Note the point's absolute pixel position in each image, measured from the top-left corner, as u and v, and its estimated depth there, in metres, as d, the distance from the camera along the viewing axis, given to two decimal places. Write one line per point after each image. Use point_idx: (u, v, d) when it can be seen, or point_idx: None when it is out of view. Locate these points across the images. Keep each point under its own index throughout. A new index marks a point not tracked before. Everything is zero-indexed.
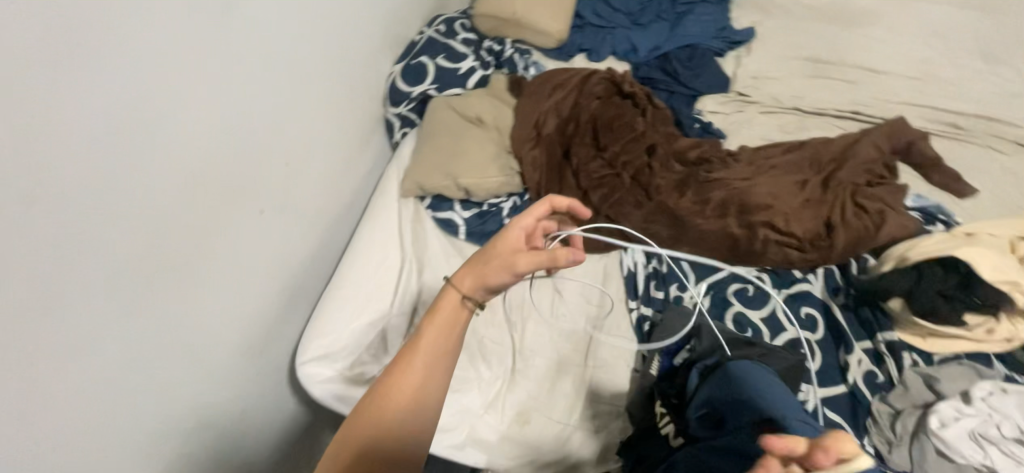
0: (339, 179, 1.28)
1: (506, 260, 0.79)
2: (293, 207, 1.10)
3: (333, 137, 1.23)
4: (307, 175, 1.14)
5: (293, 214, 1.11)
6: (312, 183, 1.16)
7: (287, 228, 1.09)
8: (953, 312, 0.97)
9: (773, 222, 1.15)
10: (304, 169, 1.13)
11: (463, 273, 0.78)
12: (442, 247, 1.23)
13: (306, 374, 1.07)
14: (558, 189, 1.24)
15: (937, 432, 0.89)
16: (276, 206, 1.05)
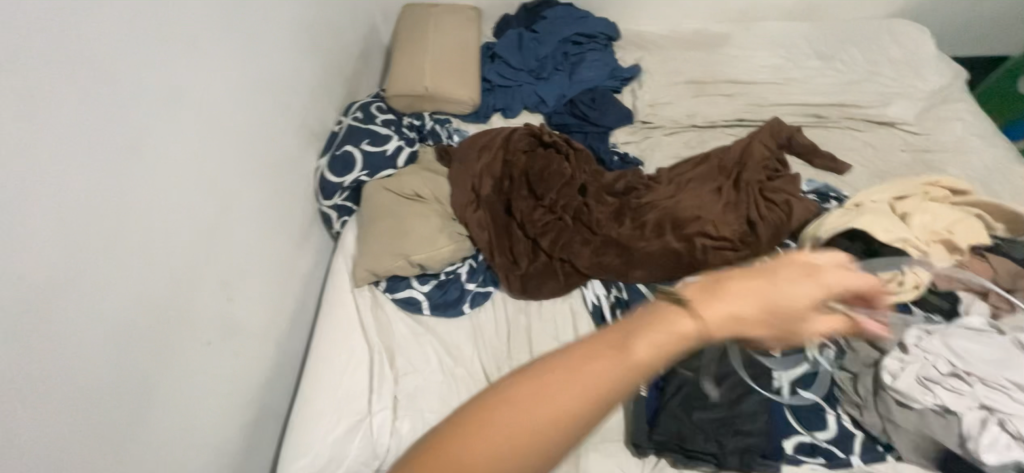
0: (283, 284, 1.23)
1: (784, 310, 0.47)
2: (238, 327, 1.05)
3: (270, 244, 1.19)
4: (249, 291, 1.09)
5: (239, 334, 1.05)
6: (254, 296, 1.11)
7: (234, 350, 1.03)
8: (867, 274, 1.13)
9: (705, 230, 1.26)
10: (243, 284, 1.08)
11: (717, 298, 0.46)
12: (408, 329, 1.19)
13: None
14: (509, 244, 1.26)
15: (890, 385, 1.01)
16: (219, 332, 0.99)
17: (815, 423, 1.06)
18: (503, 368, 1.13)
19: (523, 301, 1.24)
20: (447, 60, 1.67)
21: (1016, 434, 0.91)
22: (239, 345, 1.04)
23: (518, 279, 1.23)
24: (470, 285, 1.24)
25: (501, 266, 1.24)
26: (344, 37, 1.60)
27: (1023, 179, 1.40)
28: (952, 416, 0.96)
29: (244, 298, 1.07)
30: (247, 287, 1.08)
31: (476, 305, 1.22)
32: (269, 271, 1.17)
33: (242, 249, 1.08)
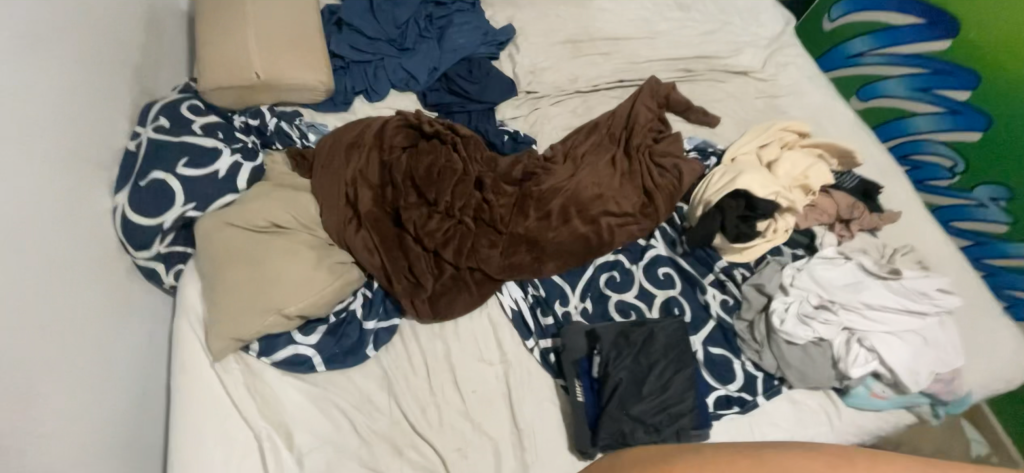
0: (103, 383, 0.92)
1: None
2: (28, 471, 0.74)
3: (63, 340, 0.85)
4: (39, 420, 0.78)
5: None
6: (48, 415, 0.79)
7: None
8: (751, 228, 1.21)
9: (608, 209, 1.22)
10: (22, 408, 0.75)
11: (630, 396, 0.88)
12: (301, 394, 0.97)
13: None
14: (405, 263, 1.08)
15: (779, 327, 1.11)
16: None
17: (727, 375, 1.11)
18: (426, 408, 1.00)
19: (435, 325, 1.09)
20: (278, 36, 1.31)
21: (871, 348, 1.08)
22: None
23: (425, 302, 1.07)
24: (369, 323, 1.04)
25: (402, 292, 1.06)
26: (115, 7, 1.13)
27: (843, 115, 1.64)
28: (825, 343, 1.11)
29: (30, 432, 0.76)
30: (36, 415, 0.77)
31: (381, 344, 1.03)
32: (71, 376, 0.85)
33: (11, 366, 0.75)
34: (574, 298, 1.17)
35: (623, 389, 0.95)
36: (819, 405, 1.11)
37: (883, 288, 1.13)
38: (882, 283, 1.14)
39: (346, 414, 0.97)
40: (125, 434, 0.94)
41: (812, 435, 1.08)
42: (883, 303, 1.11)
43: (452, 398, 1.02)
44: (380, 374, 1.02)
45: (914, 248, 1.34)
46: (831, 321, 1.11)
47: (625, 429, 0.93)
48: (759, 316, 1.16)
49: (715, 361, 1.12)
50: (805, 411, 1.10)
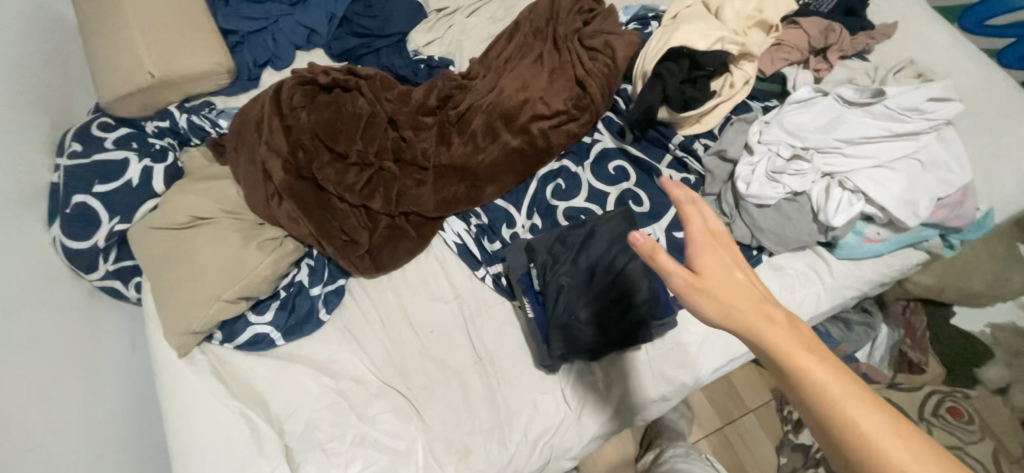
0: (78, 409, 0.89)
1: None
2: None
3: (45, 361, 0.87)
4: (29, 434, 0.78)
5: None
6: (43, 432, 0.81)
7: None
8: (700, 91, 1.06)
9: (536, 113, 1.11)
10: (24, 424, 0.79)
11: None
12: (268, 368, 1.00)
13: None
14: (336, 223, 1.05)
15: (745, 193, 0.98)
16: None
17: None
18: (390, 354, 1.01)
19: (382, 277, 1.07)
20: (165, 24, 1.24)
21: (856, 189, 0.94)
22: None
23: (365, 257, 1.04)
24: (315, 289, 1.05)
25: (338, 254, 1.03)
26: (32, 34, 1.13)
27: None
28: (801, 197, 0.98)
29: (19, 446, 0.76)
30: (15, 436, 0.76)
31: (333, 307, 1.04)
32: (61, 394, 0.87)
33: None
34: (520, 218, 1.10)
35: (570, 293, 0.90)
36: (805, 266, 1.00)
37: (865, 117, 0.97)
38: (863, 111, 0.98)
39: (314, 376, 0.99)
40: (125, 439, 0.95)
41: (801, 297, 0.98)
42: (867, 134, 0.95)
43: (409, 340, 1.02)
44: (341, 331, 1.03)
45: (915, 61, 1.13)
46: (805, 171, 0.97)
47: (579, 336, 0.88)
48: (726, 185, 1.04)
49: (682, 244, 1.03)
50: (790, 276, 0.99)
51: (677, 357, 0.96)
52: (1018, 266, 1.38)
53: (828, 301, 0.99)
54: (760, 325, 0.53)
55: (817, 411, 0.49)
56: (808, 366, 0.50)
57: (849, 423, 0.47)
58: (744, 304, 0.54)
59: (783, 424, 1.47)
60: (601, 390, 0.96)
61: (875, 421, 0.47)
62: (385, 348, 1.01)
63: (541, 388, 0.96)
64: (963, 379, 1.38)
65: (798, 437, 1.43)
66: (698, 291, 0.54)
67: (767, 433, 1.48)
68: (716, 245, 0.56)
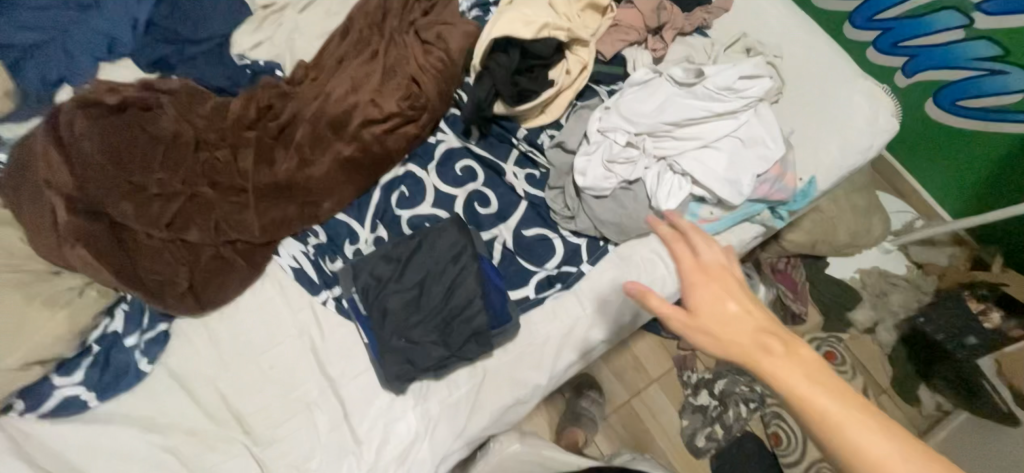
0: None
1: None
2: None
3: None
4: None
5: None
6: None
7: None
8: (534, 81, 1.02)
9: (367, 118, 1.03)
10: None
11: None
12: (81, 435, 0.89)
13: None
14: (146, 263, 0.93)
15: (582, 185, 0.96)
16: None
17: (543, 254, 1.00)
18: (226, 398, 0.92)
19: (213, 315, 0.97)
20: None
21: (684, 173, 0.94)
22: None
23: (185, 296, 0.94)
24: (131, 339, 0.93)
25: (150, 296, 0.92)
26: None
27: None
28: (636, 184, 0.96)
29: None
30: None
31: (154, 356, 0.93)
32: None
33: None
34: (364, 232, 1.03)
35: (397, 314, 0.86)
36: (651, 251, 1.00)
37: (688, 99, 0.96)
38: (688, 93, 0.98)
39: (138, 436, 0.89)
40: None
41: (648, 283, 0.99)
42: (691, 115, 0.95)
43: (246, 380, 0.93)
44: (167, 381, 0.93)
45: (747, 35, 1.14)
46: (636, 157, 0.97)
47: (411, 355, 0.85)
48: (567, 177, 1.01)
49: (531, 242, 1.00)
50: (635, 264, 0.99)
51: (527, 359, 0.94)
52: (878, 214, 1.42)
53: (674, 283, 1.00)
54: (759, 356, 0.51)
55: (827, 440, 0.48)
56: (818, 397, 0.48)
57: (862, 452, 0.46)
58: (741, 335, 0.52)
59: (683, 389, 1.49)
60: (454, 406, 0.92)
61: (887, 447, 0.46)
62: (220, 392, 0.93)
63: (392, 412, 0.91)
64: (837, 323, 1.44)
65: (697, 400, 1.45)
66: (699, 330, 0.53)
67: (670, 401, 1.48)
68: (707, 278, 0.56)
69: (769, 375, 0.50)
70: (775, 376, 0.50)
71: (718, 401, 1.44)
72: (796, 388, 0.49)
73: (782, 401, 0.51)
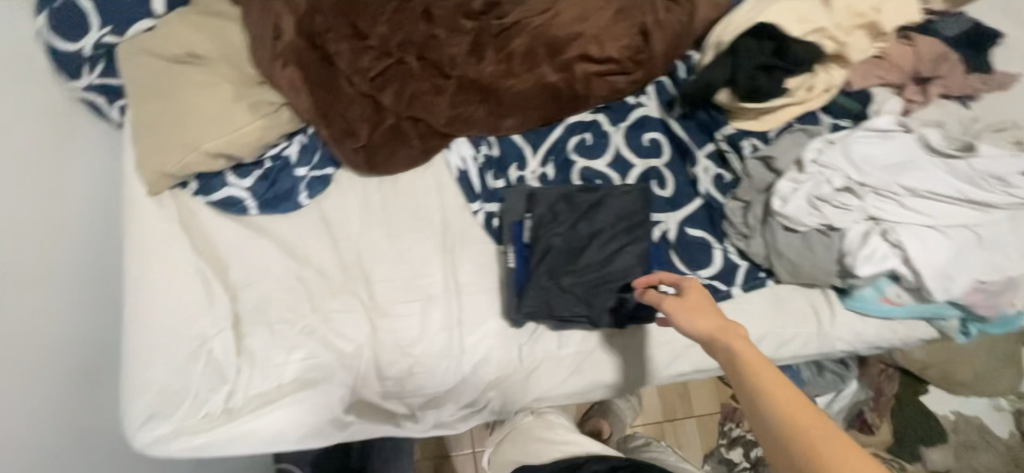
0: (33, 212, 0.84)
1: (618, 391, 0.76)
2: None
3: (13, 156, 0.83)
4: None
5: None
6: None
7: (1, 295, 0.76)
8: (774, 85, 0.91)
9: (585, 52, 0.97)
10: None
11: None
12: (236, 235, 0.96)
13: (144, 440, 0.84)
14: (337, 108, 0.95)
15: (778, 210, 0.89)
16: None
17: (700, 259, 0.95)
18: (361, 259, 0.96)
19: (373, 179, 1.00)
20: None
21: (896, 243, 0.85)
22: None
23: (359, 153, 0.96)
24: (301, 170, 0.98)
25: (331, 140, 0.95)
26: None
27: None
28: (836, 234, 0.88)
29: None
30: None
31: (315, 194, 0.98)
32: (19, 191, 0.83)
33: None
34: (533, 163, 1.01)
35: (556, 256, 0.84)
36: (809, 305, 0.93)
37: (939, 169, 0.87)
38: (939, 162, 0.88)
39: (278, 256, 0.95)
40: (82, 256, 0.92)
41: (791, 334, 0.93)
42: (934, 188, 0.86)
43: (383, 251, 0.97)
44: (317, 221, 0.98)
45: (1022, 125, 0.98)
46: (850, 207, 0.87)
47: (553, 301, 0.83)
48: (760, 195, 0.93)
49: (692, 244, 0.95)
50: (787, 310, 0.93)
51: (643, 351, 0.93)
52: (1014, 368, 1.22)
53: (818, 346, 0.93)
54: (728, 336, 0.64)
55: (770, 408, 0.56)
56: (764, 373, 0.58)
57: (794, 421, 0.54)
58: (718, 323, 0.66)
59: (719, 437, 1.48)
60: (559, 362, 0.93)
61: (816, 427, 0.53)
62: (358, 252, 0.97)
63: (501, 340, 0.93)
64: (909, 453, 1.27)
65: (728, 452, 1.44)
66: (684, 309, 0.70)
67: (702, 443, 1.48)
68: (699, 289, 0.72)
69: (737, 352, 0.62)
70: (738, 350, 0.62)
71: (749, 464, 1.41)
72: (754, 366, 0.59)
73: (735, 384, 0.61)
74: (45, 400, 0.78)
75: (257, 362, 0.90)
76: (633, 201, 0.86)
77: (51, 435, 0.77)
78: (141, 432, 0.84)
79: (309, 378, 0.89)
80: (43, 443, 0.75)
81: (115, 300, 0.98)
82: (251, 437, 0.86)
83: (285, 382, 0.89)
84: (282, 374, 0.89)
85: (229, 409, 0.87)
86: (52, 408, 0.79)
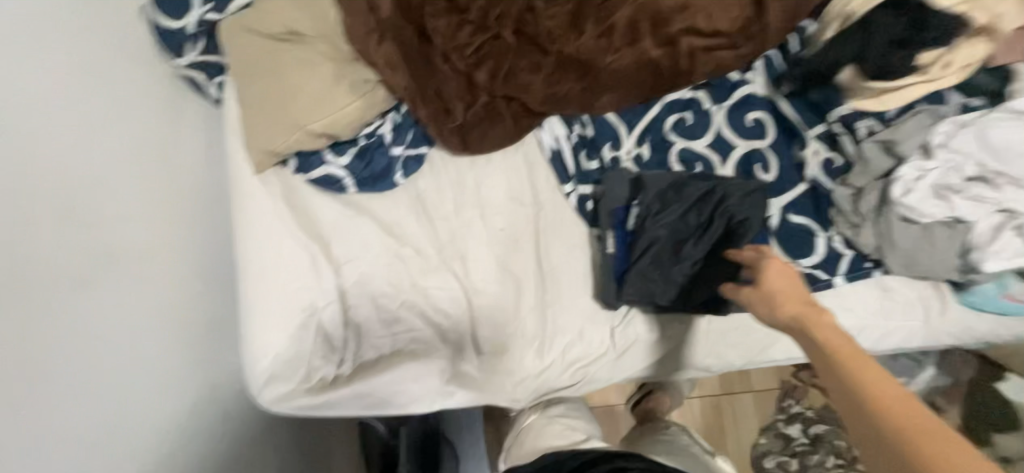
0: (158, 190, 0.90)
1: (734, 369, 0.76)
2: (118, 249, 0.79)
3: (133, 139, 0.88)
4: (116, 204, 0.82)
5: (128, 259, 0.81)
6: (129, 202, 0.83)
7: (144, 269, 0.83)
8: (906, 61, 0.85)
9: (691, 25, 0.92)
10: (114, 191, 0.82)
11: None
12: (336, 212, 0.99)
13: (268, 399, 0.89)
14: (433, 86, 0.95)
15: (899, 200, 0.84)
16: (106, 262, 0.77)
17: (802, 249, 0.91)
18: (454, 237, 0.98)
19: (466, 159, 1.00)
20: None
21: None
22: (139, 269, 0.83)
23: (454, 133, 0.96)
24: (397, 149, 0.98)
25: (429, 119, 0.95)
26: None
27: None
28: (962, 226, 0.84)
29: (112, 214, 0.81)
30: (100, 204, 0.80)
31: (410, 173, 1.00)
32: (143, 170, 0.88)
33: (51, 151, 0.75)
34: (628, 143, 0.98)
35: (661, 245, 0.86)
36: (917, 297, 0.89)
37: None
38: None
39: (376, 233, 0.98)
40: (201, 227, 0.98)
41: (895, 326, 0.90)
42: None
43: (476, 230, 0.98)
44: (412, 199, 0.99)
45: None
46: (984, 199, 0.83)
47: (654, 289, 0.86)
48: (876, 182, 0.88)
49: (796, 232, 0.92)
50: (894, 302, 0.90)
51: (735, 336, 0.93)
52: None
53: (922, 338, 0.91)
54: (809, 318, 0.65)
55: (842, 373, 0.57)
56: (840, 342, 0.60)
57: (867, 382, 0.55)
58: (797, 306, 0.67)
59: (776, 412, 1.35)
60: (653, 346, 0.94)
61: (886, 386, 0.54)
62: (451, 230, 0.98)
63: (593, 321, 0.95)
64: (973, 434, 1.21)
65: (786, 428, 1.31)
66: (766, 300, 0.71)
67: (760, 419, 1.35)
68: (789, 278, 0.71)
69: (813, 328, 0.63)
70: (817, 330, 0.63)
71: (809, 441, 1.29)
72: (830, 340, 0.61)
73: (816, 365, 0.62)
74: (178, 361, 0.84)
75: (362, 333, 0.96)
76: (743, 192, 0.87)
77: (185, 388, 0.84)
78: (265, 391, 0.89)
79: (411, 349, 0.95)
80: (186, 398, 0.83)
81: (229, 270, 1.01)
82: (361, 398, 0.93)
83: (386, 352, 0.96)
84: (384, 344, 0.95)
85: (342, 375, 0.95)
86: (188, 368, 0.87)
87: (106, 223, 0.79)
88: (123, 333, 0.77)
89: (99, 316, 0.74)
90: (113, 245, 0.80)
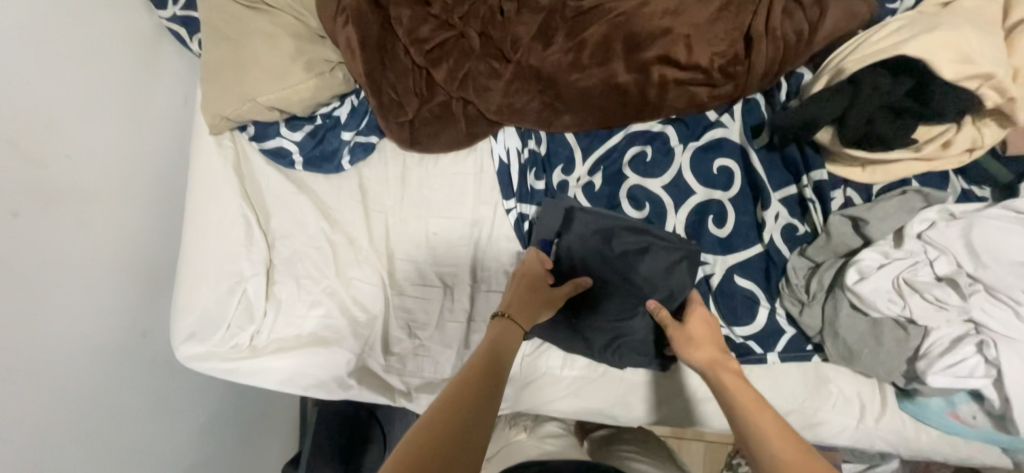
0: (127, 131, 0.93)
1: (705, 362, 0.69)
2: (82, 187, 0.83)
3: (112, 79, 0.90)
4: (79, 141, 0.83)
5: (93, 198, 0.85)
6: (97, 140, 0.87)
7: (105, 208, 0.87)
8: (897, 134, 0.74)
9: (669, 53, 0.84)
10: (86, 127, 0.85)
11: None
12: (282, 185, 1.00)
13: (187, 353, 0.93)
14: (387, 76, 0.91)
15: (852, 286, 0.75)
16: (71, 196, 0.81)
17: (739, 315, 0.84)
18: (388, 234, 0.97)
19: (414, 156, 0.97)
20: None
21: (992, 358, 0.71)
22: (89, 210, 0.84)
23: (403, 127, 0.92)
24: (347, 134, 0.97)
25: (379, 110, 0.92)
26: None
27: None
28: (916, 329, 0.74)
29: (74, 150, 0.82)
30: (68, 138, 0.81)
31: (356, 160, 0.98)
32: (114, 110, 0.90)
33: (38, 83, 0.78)
34: (581, 168, 0.92)
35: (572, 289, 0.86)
36: (854, 393, 0.81)
37: None
38: None
39: (314, 214, 0.98)
40: (161, 174, 1.00)
41: (825, 420, 0.82)
42: None
43: (411, 229, 0.96)
44: (354, 186, 0.99)
45: None
46: (947, 303, 0.73)
47: (559, 329, 0.87)
48: (834, 261, 0.79)
49: (737, 295, 0.84)
50: (827, 393, 0.81)
51: (647, 396, 0.87)
52: None
53: (852, 437, 0.82)
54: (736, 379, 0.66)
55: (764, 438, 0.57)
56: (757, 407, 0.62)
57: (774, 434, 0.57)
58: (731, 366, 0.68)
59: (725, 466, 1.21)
60: (562, 386, 0.89)
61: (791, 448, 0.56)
62: (387, 224, 0.97)
63: None
64: None
65: None
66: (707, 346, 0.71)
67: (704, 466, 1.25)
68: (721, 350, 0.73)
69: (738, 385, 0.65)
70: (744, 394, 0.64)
71: None
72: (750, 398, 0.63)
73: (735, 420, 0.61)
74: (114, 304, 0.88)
75: (282, 309, 0.97)
76: (669, 252, 0.83)
77: (117, 331, 0.88)
78: (182, 348, 0.92)
79: (322, 335, 0.95)
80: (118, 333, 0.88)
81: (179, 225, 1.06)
82: (268, 373, 0.94)
83: (303, 332, 0.96)
84: (303, 325, 0.96)
85: (254, 346, 0.96)
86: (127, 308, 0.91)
87: (66, 156, 0.81)
88: (63, 268, 0.79)
89: (52, 246, 0.78)
90: (72, 182, 0.82)
